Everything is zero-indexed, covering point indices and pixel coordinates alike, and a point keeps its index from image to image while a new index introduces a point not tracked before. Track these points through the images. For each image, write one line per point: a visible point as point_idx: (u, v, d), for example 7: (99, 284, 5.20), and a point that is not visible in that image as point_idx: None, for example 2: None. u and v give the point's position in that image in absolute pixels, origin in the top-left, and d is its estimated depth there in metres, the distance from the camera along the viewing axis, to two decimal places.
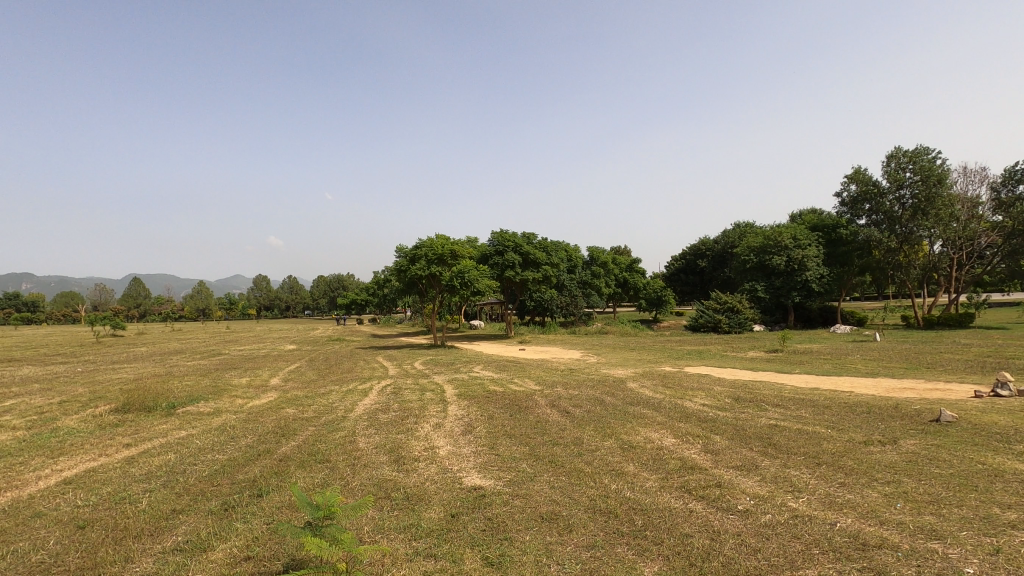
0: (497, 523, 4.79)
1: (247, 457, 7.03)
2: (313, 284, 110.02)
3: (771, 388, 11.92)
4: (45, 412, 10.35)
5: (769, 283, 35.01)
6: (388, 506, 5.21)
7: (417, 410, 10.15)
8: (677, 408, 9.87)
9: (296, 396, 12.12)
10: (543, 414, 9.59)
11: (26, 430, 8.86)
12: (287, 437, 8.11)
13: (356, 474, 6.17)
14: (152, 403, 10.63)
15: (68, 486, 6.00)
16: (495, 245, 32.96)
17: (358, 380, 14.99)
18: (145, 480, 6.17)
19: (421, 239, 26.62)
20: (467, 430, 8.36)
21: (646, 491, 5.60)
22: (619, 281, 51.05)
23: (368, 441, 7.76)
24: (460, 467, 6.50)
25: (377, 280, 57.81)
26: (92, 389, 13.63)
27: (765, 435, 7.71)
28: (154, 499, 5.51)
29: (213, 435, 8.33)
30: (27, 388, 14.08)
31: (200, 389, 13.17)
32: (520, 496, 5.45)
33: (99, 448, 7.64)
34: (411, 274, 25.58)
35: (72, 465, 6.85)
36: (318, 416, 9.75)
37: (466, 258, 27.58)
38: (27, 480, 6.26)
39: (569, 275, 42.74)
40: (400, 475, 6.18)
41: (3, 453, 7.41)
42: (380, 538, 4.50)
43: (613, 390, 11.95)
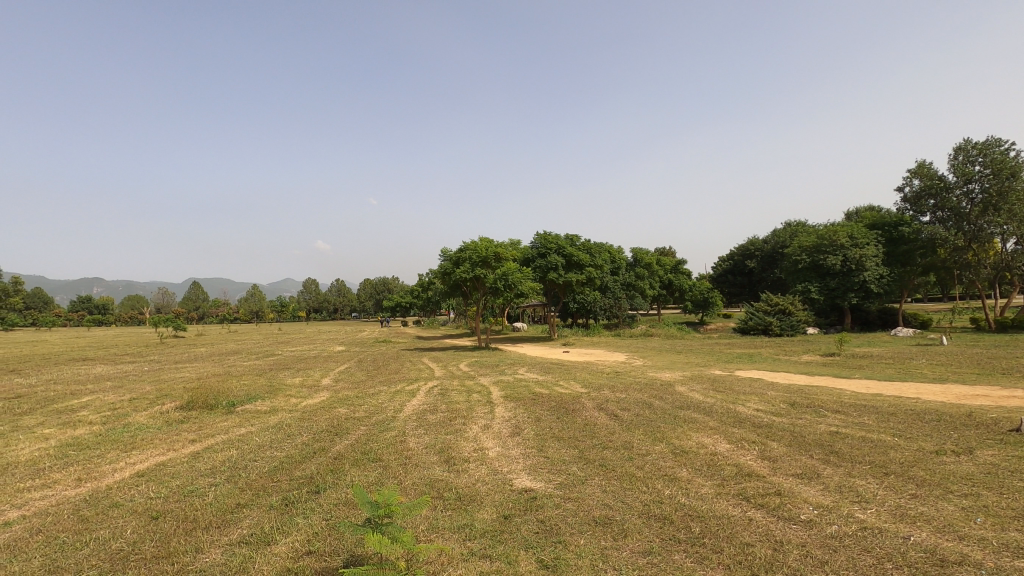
0: (551, 525, 4.77)
1: (304, 454, 7.26)
2: (361, 287, 113.04)
3: (829, 393, 11.44)
4: (118, 408, 11.06)
5: (823, 284, 33.60)
6: (442, 506, 5.27)
7: (465, 411, 10.26)
8: (729, 412, 9.60)
9: (347, 396, 12.48)
10: (591, 416, 9.54)
11: (102, 424, 9.49)
12: (341, 435, 8.36)
13: (408, 474, 6.29)
14: (213, 400, 11.16)
15: (141, 478, 6.37)
16: (539, 247, 33.07)
17: (405, 381, 15.26)
18: (209, 475, 6.47)
19: (465, 242, 26.91)
20: (515, 432, 8.41)
21: (702, 497, 5.45)
22: (664, 283, 50.23)
23: (418, 442, 7.88)
24: (510, 469, 6.53)
25: (422, 283, 58.90)
26: (158, 388, 14.41)
27: (825, 442, 7.40)
28: (219, 493, 5.76)
29: (270, 432, 8.67)
30: (102, 386, 15.04)
31: (257, 388, 13.74)
32: (572, 499, 5.41)
33: (167, 443, 8.07)
34: (456, 277, 25.91)
35: (143, 458, 7.26)
36: (369, 415, 9.99)
37: (509, 260, 27.69)
38: (103, 471, 6.68)
39: (613, 277, 42.32)
40: (451, 475, 6.25)
41: (82, 446, 7.92)
42: (435, 537, 4.55)
43: (661, 394, 11.73)
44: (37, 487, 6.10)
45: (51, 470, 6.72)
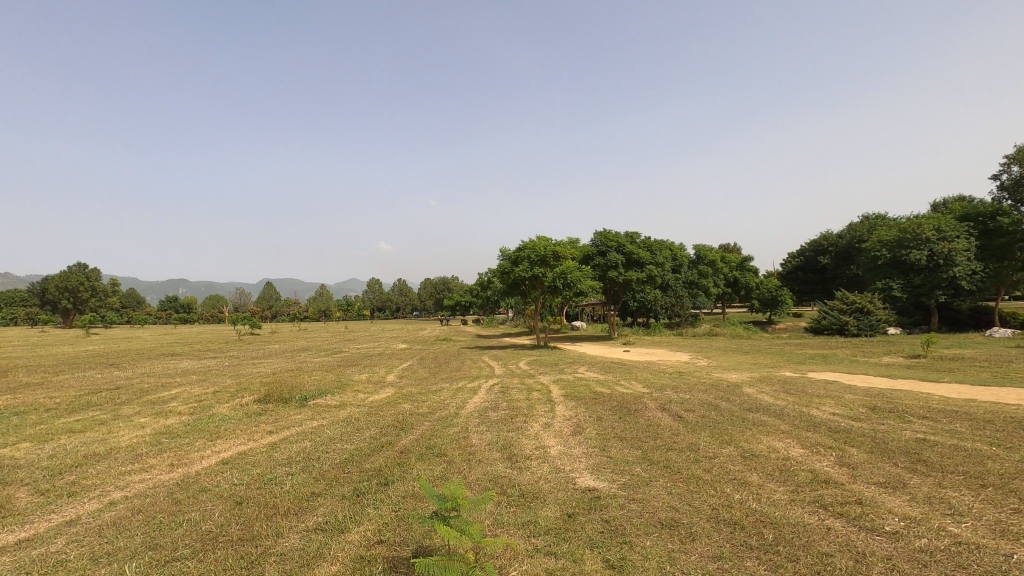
0: (615, 526, 4.72)
1: (372, 448, 7.53)
2: (422, 287, 115.90)
3: (915, 398, 10.66)
4: (204, 400, 11.90)
5: (906, 281, 31.34)
6: (506, 502, 5.33)
7: (525, 409, 10.31)
8: (802, 416, 9.14)
9: (411, 392, 12.85)
10: (654, 417, 9.34)
11: (190, 415, 10.22)
12: (406, 430, 8.61)
13: (472, 469, 6.40)
14: (288, 394, 11.80)
15: (225, 465, 6.83)
16: (598, 245, 32.77)
17: (466, 378, 15.49)
18: (286, 464, 6.84)
19: (524, 241, 27.04)
20: (576, 431, 8.36)
21: (775, 503, 5.23)
22: (729, 281, 48.48)
23: (480, 438, 8.00)
24: (573, 467, 6.51)
25: (481, 282, 59.66)
26: (238, 382, 15.38)
27: (912, 450, 6.91)
28: (296, 482, 6.08)
29: (341, 425, 9.07)
30: (188, 379, 16.20)
31: (326, 383, 14.40)
32: (637, 501, 5.32)
33: (248, 433, 8.60)
34: (514, 275, 26.09)
35: (227, 447, 7.78)
36: (432, 411, 10.25)
37: (568, 259, 27.57)
38: (192, 458, 7.20)
39: (674, 274, 41.30)
40: (514, 472, 6.29)
41: (173, 435, 8.57)
42: (501, 532, 4.61)
43: (728, 395, 11.32)
44: (136, 470, 6.66)
45: (147, 456, 7.31)
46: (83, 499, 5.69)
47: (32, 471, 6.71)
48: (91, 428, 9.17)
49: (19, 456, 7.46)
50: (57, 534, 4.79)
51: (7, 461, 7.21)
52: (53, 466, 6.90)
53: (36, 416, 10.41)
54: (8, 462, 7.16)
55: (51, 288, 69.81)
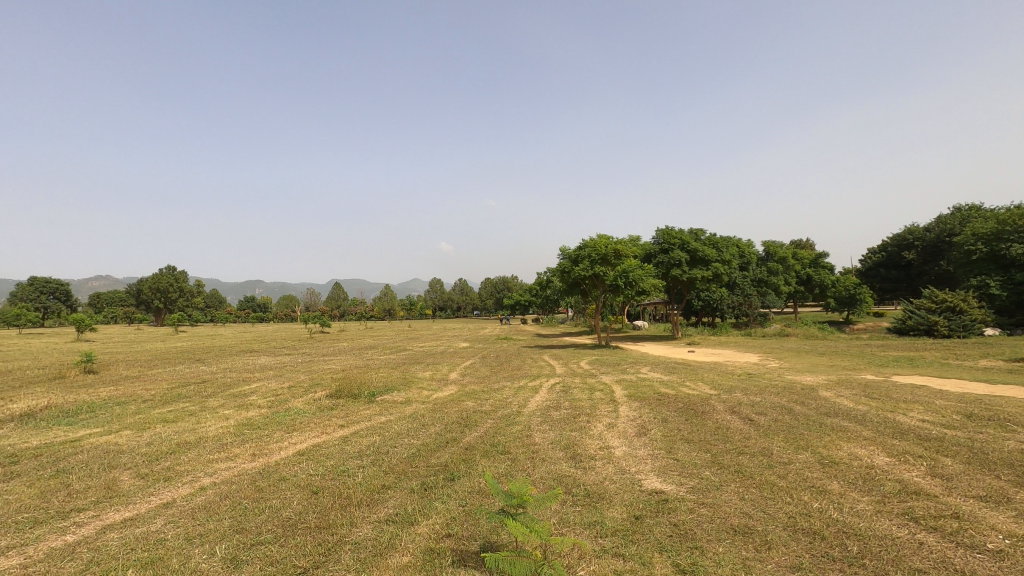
0: (685, 530, 4.60)
1: (438, 444, 7.70)
2: (482, 286, 117.45)
3: (1018, 405, 9.72)
4: (281, 394, 12.60)
5: (1006, 277, 28.70)
6: (571, 501, 5.31)
7: (588, 409, 10.24)
8: (887, 422, 8.55)
9: (474, 389, 13.05)
10: (723, 419, 9.02)
11: (268, 408, 10.86)
12: (470, 427, 8.76)
13: (537, 467, 6.42)
14: (357, 390, 12.29)
15: (302, 457, 7.20)
16: (661, 243, 32.11)
17: (528, 377, 15.53)
18: (357, 457, 7.13)
19: (584, 240, 26.85)
20: (641, 432, 8.20)
21: (858, 514, 4.92)
22: (801, 279, 46.07)
23: (543, 437, 8.00)
24: (638, 469, 6.39)
25: (541, 281, 59.74)
26: (310, 377, 16.16)
27: (1017, 462, 6.30)
28: (367, 474, 6.33)
29: (408, 421, 9.34)
30: (266, 375, 17.19)
31: (393, 380, 14.86)
32: (708, 505, 5.16)
33: (321, 427, 9.03)
34: (575, 275, 25.94)
35: (303, 439, 8.20)
36: (495, 409, 10.36)
37: (630, 258, 27.11)
38: (271, 449, 7.64)
39: (742, 273, 39.71)
40: (578, 472, 6.26)
41: (254, 426, 9.12)
42: (567, 531, 4.60)
43: (803, 398, 10.76)
44: (222, 459, 7.14)
45: (232, 446, 7.83)
46: (178, 484, 6.17)
47: (133, 456, 7.33)
48: (182, 418, 9.90)
49: (122, 443, 8.17)
50: (156, 515, 5.21)
51: (112, 447, 7.91)
52: (151, 452, 7.52)
53: (135, 406, 11.36)
54: (113, 448, 7.86)
55: (146, 289, 76.05)
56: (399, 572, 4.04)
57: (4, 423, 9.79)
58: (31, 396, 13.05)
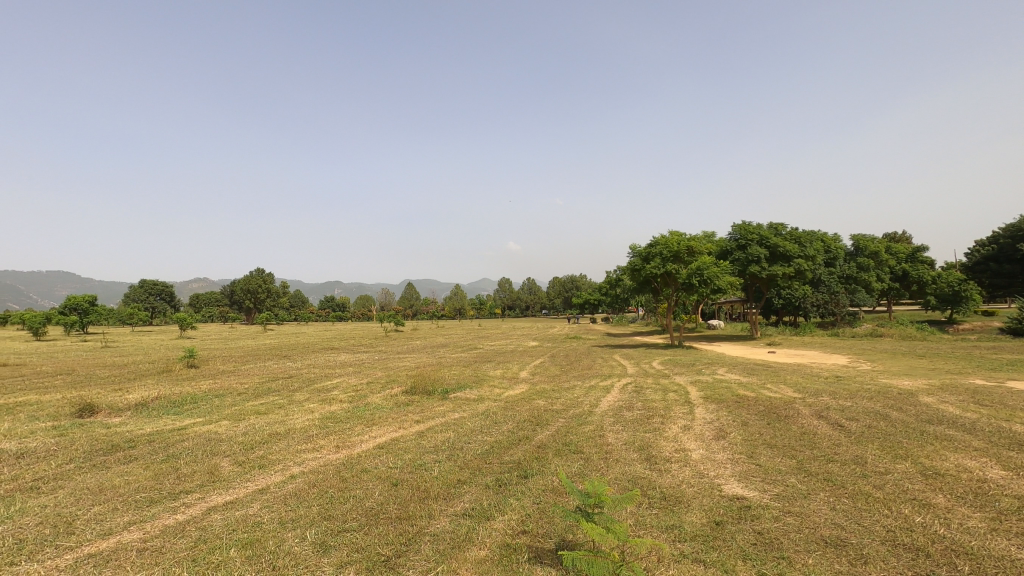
0: (771, 539, 4.39)
1: (511, 441, 7.78)
2: (551, 285, 117.42)
3: None
4: (360, 390, 13.21)
5: None
6: (648, 504, 5.21)
7: (662, 410, 9.99)
8: (1002, 432, 7.73)
9: (544, 388, 13.05)
10: (808, 424, 8.53)
11: (349, 402, 11.42)
12: (542, 426, 8.80)
13: (610, 468, 6.34)
14: (431, 387, 12.66)
15: (381, 450, 7.51)
16: (737, 239, 30.84)
17: (598, 377, 15.34)
18: (433, 452, 7.33)
19: (655, 237, 26.28)
20: (720, 435, 7.91)
21: (969, 531, 4.50)
22: (896, 275, 42.63)
23: (616, 437, 7.88)
24: (717, 473, 6.17)
25: (610, 280, 58.87)
26: (386, 374, 16.81)
27: None
28: (442, 469, 6.50)
29: (481, 418, 9.51)
30: (346, 371, 18.08)
31: (464, 377, 15.17)
32: (795, 514, 4.90)
33: (398, 422, 9.37)
34: (646, 273, 25.41)
35: (382, 433, 8.55)
36: (566, 408, 10.32)
37: (704, 254, 26.19)
38: (353, 442, 8.02)
39: (827, 269, 37.28)
40: (654, 474, 6.13)
41: (337, 419, 9.63)
42: (645, 533, 4.52)
43: (900, 404, 9.95)
44: (309, 449, 7.59)
45: (318, 437, 8.30)
46: (271, 471, 6.62)
47: (231, 444, 7.95)
48: (272, 410, 10.61)
49: (221, 432, 8.87)
50: (253, 500, 5.62)
51: (213, 435, 8.62)
52: (247, 441, 8.11)
53: (231, 398, 12.30)
54: (214, 436, 8.56)
55: (238, 291, 82.03)
56: (477, 565, 4.13)
57: (122, 411, 10.89)
58: (144, 388, 14.43)
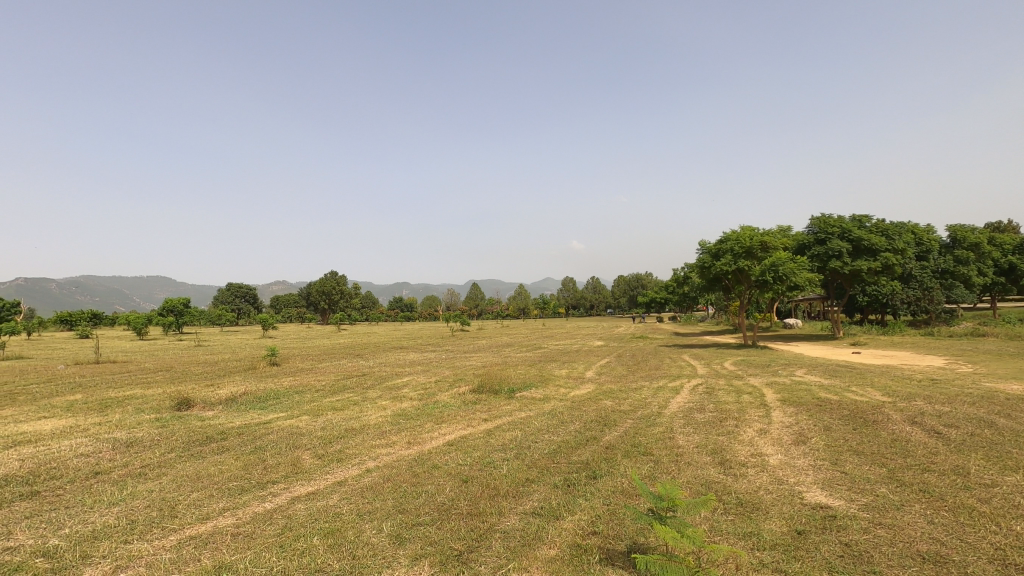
0: (859, 552, 4.13)
1: (578, 441, 7.74)
2: (616, 284, 115.67)
3: None
4: (429, 388, 13.57)
5: None
6: (723, 509, 5.03)
7: (736, 412, 9.61)
8: None
9: (611, 389, 12.87)
10: (900, 431, 7.92)
11: (419, 400, 11.76)
12: (610, 426, 8.69)
13: (682, 471, 6.18)
14: (498, 386, 12.79)
15: (451, 447, 7.68)
16: (816, 232, 29.20)
17: (667, 378, 14.93)
18: (501, 450, 7.43)
19: (726, 233, 25.39)
20: (800, 440, 7.51)
21: None
22: (1002, 268, 38.74)
23: (688, 440, 7.66)
24: (798, 480, 5.86)
25: (678, 278, 57.19)
26: (454, 373, 17.18)
27: None
28: (511, 467, 6.57)
29: (547, 418, 9.53)
30: (416, 370, 18.62)
31: (530, 377, 15.25)
32: (886, 526, 4.58)
33: (467, 420, 9.56)
34: (716, 270, 24.57)
35: (451, 431, 8.74)
36: (635, 409, 10.13)
37: (779, 250, 24.98)
38: (424, 438, 8.25)
39: (919, 263, 34.48)
40: (728, 479, 5.91)
41: (409, 416, 9.94)
42: (720, 539, 4.37)
43: (1009, 410, 9.03)
44: (382, 445, 7.88)
45: (391, 433, 8.61)
46: (348, 465, 6.95)
47: (311, 438, 8.40)
48: (348, 407, 11.14)
49: (302, 426, 9.38)
50: (333, 491, 5.91)
51: (295, 429, 9.14)
52: (326, 436, 8.54)
53: (310, 395, 12.99)
54: (296, 430, 9.07)
55: (314, 292, 86.56)
56: (547, 564, 4.14)
57: (214, 405, 11.76)
58: (232, 384, 15.53)
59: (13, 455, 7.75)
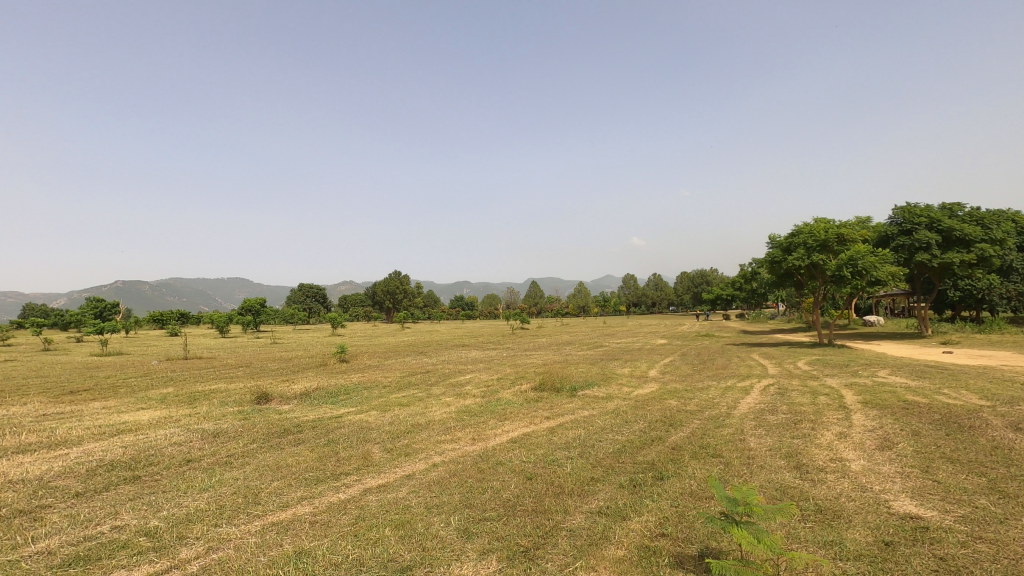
0: (956, 567, 3.83)
1: (643, 441, 7.60)
2: (679, 281, 112.63)
3: None
4: (491, 385, 13.74)
5: None
6: (801, 516, 4.79)
7: (812, 415, 9.12)
8: None
9: (676, 388, 12.54)
10: (1002, 438, 7.25)
11: (482, 397, 11.93)
12: (676, 427, 8.47)
13: (754, 474, 5.94)
14: (560, 384, 12.76)
15: (514, 444, 7.75)
16: (900, 223, 27.23)
17: (735, 377, 14.40)
18: (565, 448, 7.42)
19: (798, 226, 24.16)
20: (885, 446, 7.03)
21: None
22: None
23: (760, 442, 7.35)
24: (883, 487, 5.50)
25: (746, 274, 54.88)
26: (515, 370, 17.29)
27: None
28: (575, 466, 6.54)
29: (610, 417, 9.41)
30: (478, 367, 18.88)
31: (592, 375, 15.12)
32: (987, 541, 4.21)
33: (530, 417, 9.60)
34: (788, 265, 23.42)
35: (514, 428, 8.81)
36: (702, 410, 9.81)
37: (857, 243, 23.50)
38: (487, 435, 8.38)
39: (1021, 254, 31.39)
40: (805, 484, 5.64)
41: (472, 413, 10.11)
42: (798, 547, 4.18)
43: None
44: (448, 441, 8.07)
45: (455, 429, 8.79)
46: (415, 459, 7.15)
47: (380, 433, 8.70)
48: (414, 403, 11.45)
49: (371, 421, 9.75)
50: (401, 485, 6.10)
51: (365, 424, 9.51)
52: (393, 430, 8.83)
53: (378, 391, 13.47)
54: (366, 425, 9.43)
55: (379, 292, 89.58)
56: (615, 564, 4.09)
57: (290, 399, 12.44)
58: (306, 380, 16.32)
59: (117, 442, 8.52)
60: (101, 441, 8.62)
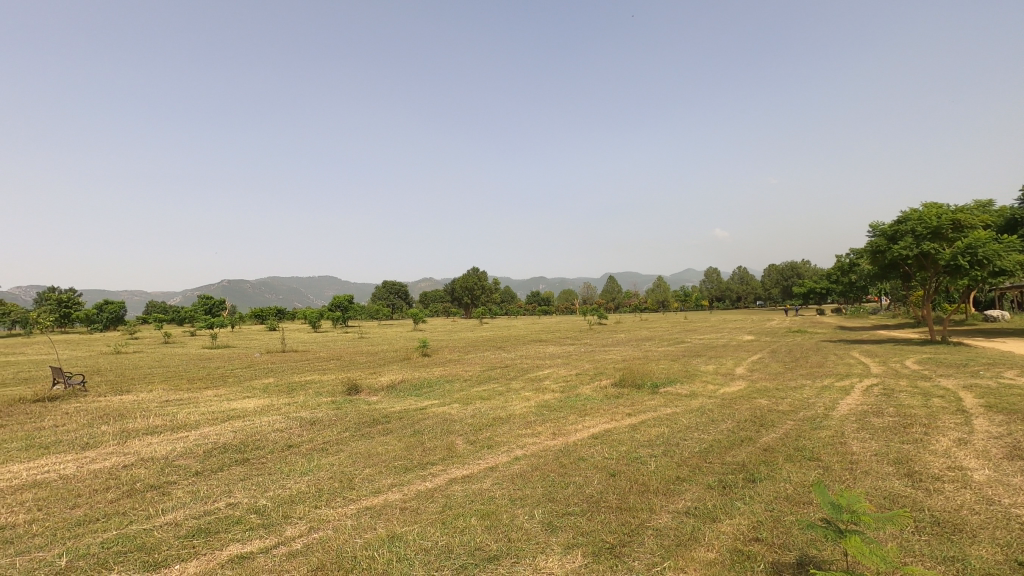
0: None
1: (732, 441, 7.28)
2: (768, 274, 106.43)
3: None
4: (570, 381, 13.70)
5: None
6: (916, 528, 4.40)
7: (924, 418, 8.33)
8: None
9: (767, 387, 11.90)
10: None
11: (561, 392, 11.94)
12: (768, 427, 8.04)
13: (859, 480, 5.52)
14: (640, 381, 12.49)
15: (596, 440, 7.69)
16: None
17: (832, 376, 13.43)
18: (648, 446, 7.26)
19: (905, 212, 22.13)
20: (1014, 455, 6.28)
21: None
22: None
23: (863, 446, 6.83)
24: (1014, 501, 4.92)
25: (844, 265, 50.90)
26: (593, 366, 17.14)
27: None
28: (660, 464, 6.37)
29: (696, 415, 9.09)
30: (556, 362, 18.90)
31: (675, 372, 14.68)
32: None
33: (611, 413, 9.48)
34: (893, 255, 21.52)
35: (594, 424, 8.73)
36: (797, 410, 9.25)
37: (977, 229, 21.16)
38: (568, 430, 8.37)
39: None
40: (919, 493, 5.16)
41: (552, 408, 10.14)
42: (912, 561, 3.85)
43: None
44: (529, 434, 8.14)
45: (536, 424, 8.86)
46: (497, 451, 7.29)
47: (463, 425, 8.94)
48: (494, 397, 11.66)
49: (453, 413, 10.04)
50: (485, 476, 6.24)
51: (448, 416, 9.81)
52: (475, 423, 9.04)
53: (459, 384, 13.85)
54: (449, 417, 9.73)
55: (458, 288, 91.87)
56: (706, 566, 3.97)
57: (378, 391, 13.08)
58: (391, 373, 17.03)
59: (229, 427, 9.35)
60: (216, 426, 9.49)
